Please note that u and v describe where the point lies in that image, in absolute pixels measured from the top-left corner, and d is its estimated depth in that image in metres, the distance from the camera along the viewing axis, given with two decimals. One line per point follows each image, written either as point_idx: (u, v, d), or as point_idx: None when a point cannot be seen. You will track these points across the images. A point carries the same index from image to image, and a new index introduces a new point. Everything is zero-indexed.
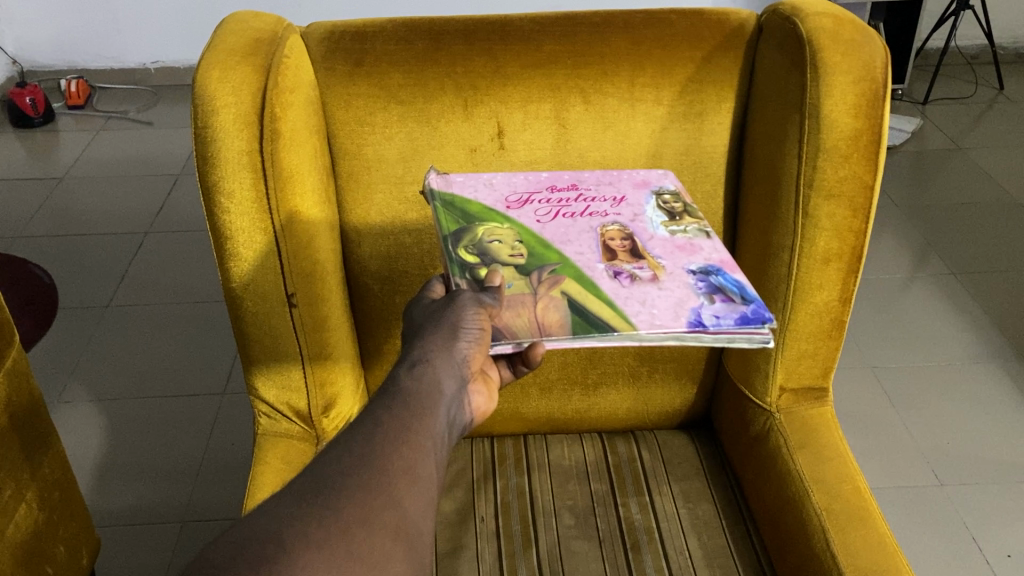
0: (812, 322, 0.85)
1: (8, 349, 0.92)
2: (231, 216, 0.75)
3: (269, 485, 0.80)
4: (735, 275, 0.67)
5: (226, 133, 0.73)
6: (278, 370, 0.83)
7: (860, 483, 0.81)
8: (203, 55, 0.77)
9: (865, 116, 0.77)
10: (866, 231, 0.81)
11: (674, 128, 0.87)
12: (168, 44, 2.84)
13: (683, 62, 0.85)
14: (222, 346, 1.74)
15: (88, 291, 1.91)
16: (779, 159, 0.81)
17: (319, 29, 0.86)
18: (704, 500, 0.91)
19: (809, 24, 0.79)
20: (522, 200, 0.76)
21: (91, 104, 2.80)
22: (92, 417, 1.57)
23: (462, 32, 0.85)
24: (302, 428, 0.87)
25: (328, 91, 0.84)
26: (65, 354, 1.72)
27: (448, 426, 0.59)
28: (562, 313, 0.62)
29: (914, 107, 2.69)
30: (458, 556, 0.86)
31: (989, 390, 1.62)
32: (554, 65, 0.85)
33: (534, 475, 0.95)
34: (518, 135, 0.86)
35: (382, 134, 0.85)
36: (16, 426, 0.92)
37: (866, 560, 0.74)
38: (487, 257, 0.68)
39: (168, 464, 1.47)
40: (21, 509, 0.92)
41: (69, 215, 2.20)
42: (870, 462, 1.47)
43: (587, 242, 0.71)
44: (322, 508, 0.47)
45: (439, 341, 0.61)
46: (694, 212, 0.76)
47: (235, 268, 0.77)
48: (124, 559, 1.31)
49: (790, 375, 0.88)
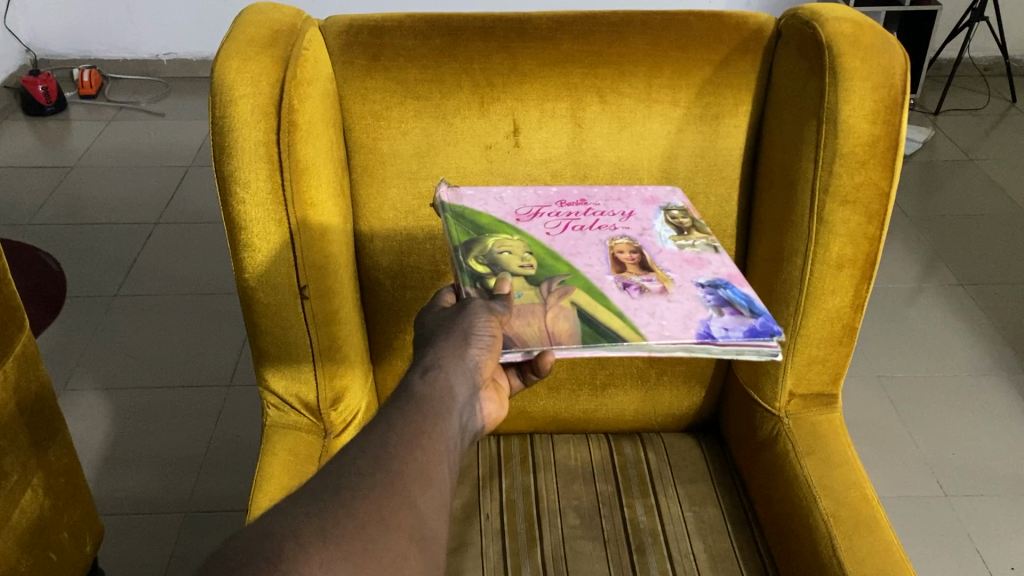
0: (825, 327, 0.85)
1: (17, 334, 0.93)
2: (247, 207, 0.75)
3: (276, 476, 0.80)
4: (744, 289, 0.67)
5: (244, 124, 0.73)
6: (289, 365, 0.83)
7: (867, 491, 0.81)
8: (223, 44, 0.77)
9: (882, 123, 0.76)
10: (880, 239, 0.81)
11: (690, 130, 0.87)
12: (182, 36, 2.85)
13: (702, 63, 0.85)
14: (230, 337, 1.75)
15: (97, 280, 1.92)
16: (794, 165, 0.81)
17: (338, 23, 0.86)
18: (710, 504, 0.91)
19: (829, 28, 0.79)
20: (532, 213, 0.76)
21: (103, 94, 2.81)
22: (98, 405, 1.57)
23: (481, 29, 0.85)
24: (310, 421, 0.87)
25: (344, 85, 0.84)
26: (71, 344, 1.72)
27: (459, 432, 0.59)
28: (571, 323, 0.62)
29: (926, 116, 2.69)
30: (463, 552, 0.86)
31: (994, 402, 1.61)
32: (571, 64, 0.85)
33: (540, 475, 0.95)
34: (533, 134, 0.86)
35: (397, 129, 0.85)
36: (23, 412, 0.92)
37: (872, 567, 0.74)
38: (497, 267, 0.68)
39: (172, 454, 1.47)
40: (28, 495, 0.92)
41: (79, 204, 2.20)
42: (875, 471, 1.47)
43: (595, 255, 0.71)
44: (337, 506, 0.47)
45: (452, 347, 0.61)
46: (702, 227, 0.76)
47: (250, 261, 0.77)
48: (127, 548, 1.31)
49: (799, 381, 0.88)
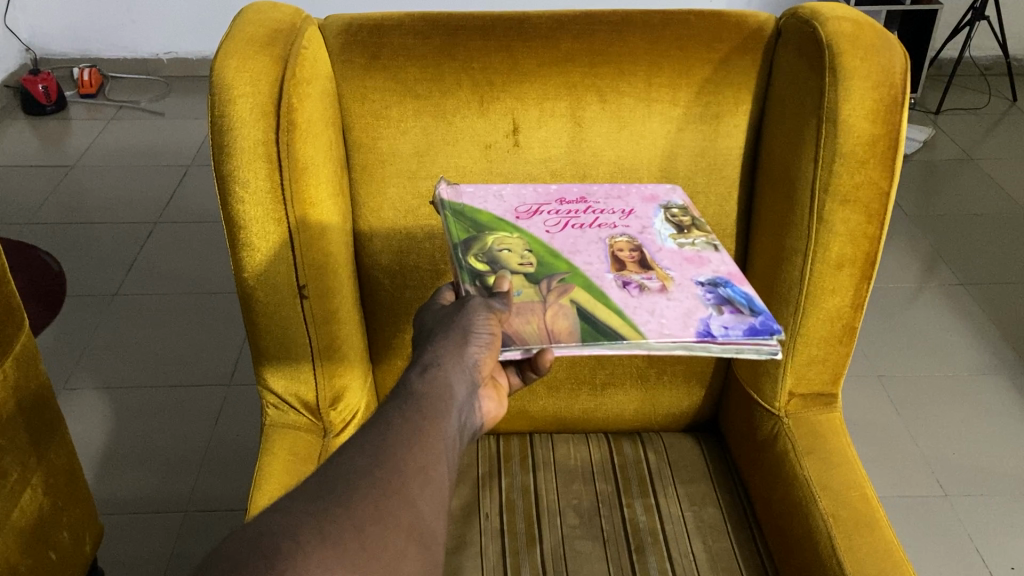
0: (824, 327, 0.84)
1: (17, 334, 0.93)
2: (246, 206, 0.75)
3: (275, 475, 0.80)
4: (744, 287, 0.67)
5: (243, 122, 0.73)
6: (288, 364, 0.83)
7: (867, 491, 0.80)
8: (222, 43, 0.77)
9: (882, 122, 0.76)
10: (880, 238, 0.81)
11: (690, 129, 0.87)
12: (182, 35, 2.85)
13: (702, 62, 0.85)
14: (230, 336, 1.75)
15: (97, 279, 1.92)
16: (794, 164, 0.81)
17: (337, 22, 0.86)
18: (709, 504, 0.91)
19: (829, 27, 0.79)
20: (532, 211, 0.76)
21: (103, 93, 2.81)
22: (98, 404, 1.57)
23: (481, 28, 0.85)
24: (310, 420, 0.87)
25: (344, 84, 0.84)
26: (71, 344, 1.72)
27: (459, 430, 0.59)
28: (571, 321, 0.62)
29: (926, 116, 2.69)
30: (462, 552, 0.86)
31: (994, 402, 1.61)
32: (570, 63, 0.85)
33: (539, 474, 0.94)
34: (533, 133, 0.86)
35: (397, 128, 0.85)
36: (23, 412, 0.92)
37: (871, 567, 0.73)
38: (497, 265, 0.68)
39: (172, 453, 1.47)
40: (27, 494, 0.92)
41: (79, 203, 2.20)
42: (875, 471, 1.46)
43: (595, 253, 0.71)
44: (335, 505, 0.47)
45: (452, 345, 0.61)
46: (702, 225, 0.76)
47: (249, 260, 0.77)
48: (127, 548, 1.31)
49: (799, 381, 0.88)
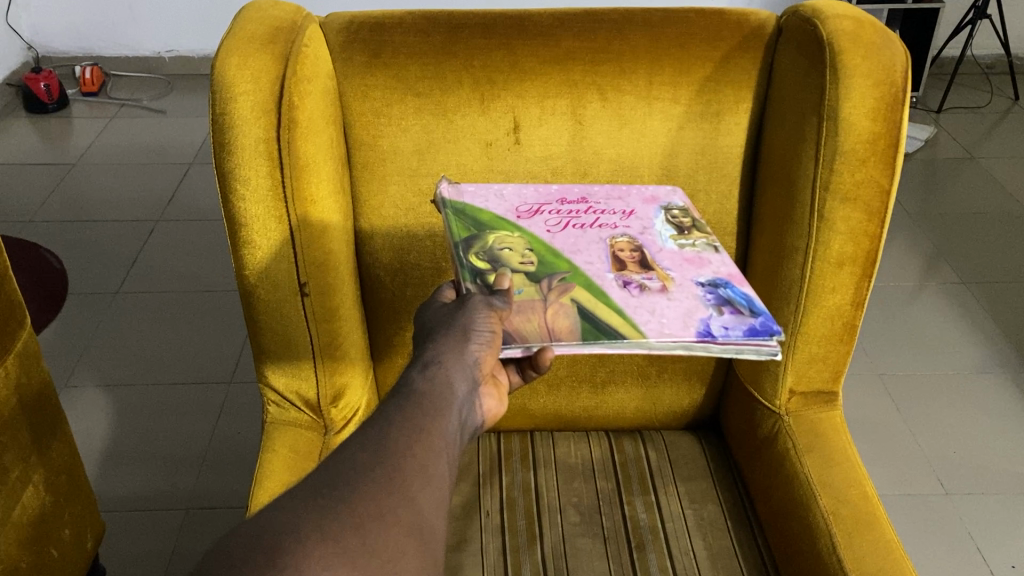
0: (825, 325, 0.85)
1: (18, 331, 0.93)
2: (247, 204, 0.75)
3: (276, 473, 0.80)
4: (743, 288, 0.67)
5: (244, 120, 0.73)
6: (289, 362, 0.83)
7: (867, 489, 0.81)
8: (223, 40, 0.77)
9: (883, 120, 0.76)
10: (880, 237, 0.81)
11: (690, 127, 0.87)
12: (183, 33, 2.85)
13: (702, 61, 0.85)
14: (231, 335, 1.75)
15: (98, 277, 1.92)
16: (795, 162, 0.81)
17: (339, 20, 0.86)
18: (709, 502, 0.91)
19: (830, 26, 0.79)
20: (532, 210, 0.76)
21: (105, 91, 2.81)
22: (99, 402, 1.57)
23: (482, 26, 0.85)
24: (311, 418, 0.87)
25: (345, 82, 0.84)
26: (72, 342, 1.72)
27: (459, 428, 0.59)
28: (572, 320, 0.62)
29: (929, 115, 2.68)
30: (463, 550, 0.86)
31: (996, 401, 1.61)
32: (571, 61, 0.85)
33: (540, 472, 0.95)
34: (533, 131, 0.86)
35: (397, 126, 0.85)
36: (25, 409, 0.92)
37: (872, 565, 0.74)
38: (498, 263, 0.68)
39: (173, 451, 1.48)
40: (28, 492, 0.92)
41: (81, 201, 2.21)
42: (876, 470, 1.46)
43: (596, 253, 0.71)
44: (336, 502, 0.47)
45: (452, 343, 0.61)
46: (702, 226, 0.76)
47: (250, 258, 0.78)
48: (128, 545, 1.31)
49: (800, 379, 0.88)
